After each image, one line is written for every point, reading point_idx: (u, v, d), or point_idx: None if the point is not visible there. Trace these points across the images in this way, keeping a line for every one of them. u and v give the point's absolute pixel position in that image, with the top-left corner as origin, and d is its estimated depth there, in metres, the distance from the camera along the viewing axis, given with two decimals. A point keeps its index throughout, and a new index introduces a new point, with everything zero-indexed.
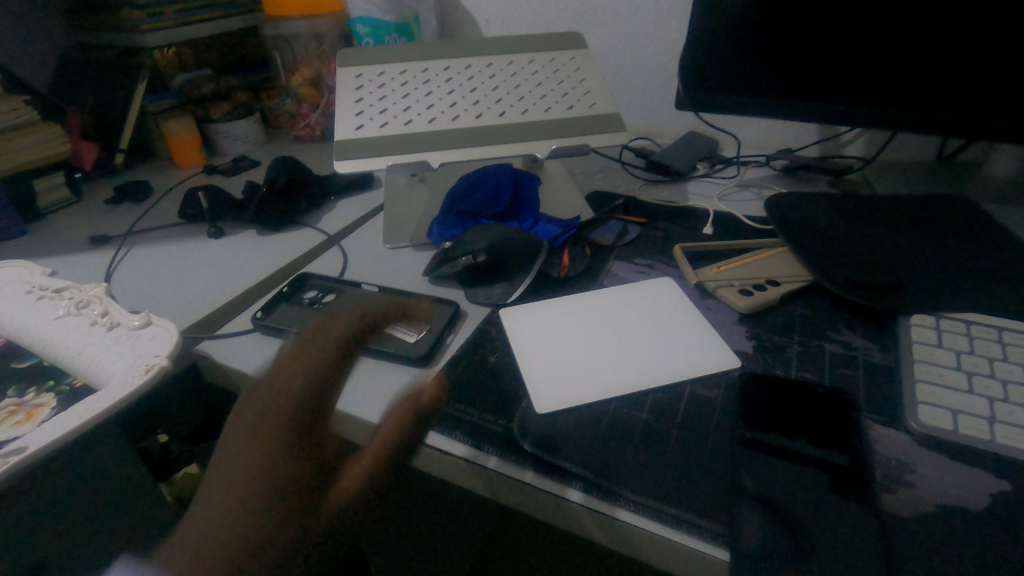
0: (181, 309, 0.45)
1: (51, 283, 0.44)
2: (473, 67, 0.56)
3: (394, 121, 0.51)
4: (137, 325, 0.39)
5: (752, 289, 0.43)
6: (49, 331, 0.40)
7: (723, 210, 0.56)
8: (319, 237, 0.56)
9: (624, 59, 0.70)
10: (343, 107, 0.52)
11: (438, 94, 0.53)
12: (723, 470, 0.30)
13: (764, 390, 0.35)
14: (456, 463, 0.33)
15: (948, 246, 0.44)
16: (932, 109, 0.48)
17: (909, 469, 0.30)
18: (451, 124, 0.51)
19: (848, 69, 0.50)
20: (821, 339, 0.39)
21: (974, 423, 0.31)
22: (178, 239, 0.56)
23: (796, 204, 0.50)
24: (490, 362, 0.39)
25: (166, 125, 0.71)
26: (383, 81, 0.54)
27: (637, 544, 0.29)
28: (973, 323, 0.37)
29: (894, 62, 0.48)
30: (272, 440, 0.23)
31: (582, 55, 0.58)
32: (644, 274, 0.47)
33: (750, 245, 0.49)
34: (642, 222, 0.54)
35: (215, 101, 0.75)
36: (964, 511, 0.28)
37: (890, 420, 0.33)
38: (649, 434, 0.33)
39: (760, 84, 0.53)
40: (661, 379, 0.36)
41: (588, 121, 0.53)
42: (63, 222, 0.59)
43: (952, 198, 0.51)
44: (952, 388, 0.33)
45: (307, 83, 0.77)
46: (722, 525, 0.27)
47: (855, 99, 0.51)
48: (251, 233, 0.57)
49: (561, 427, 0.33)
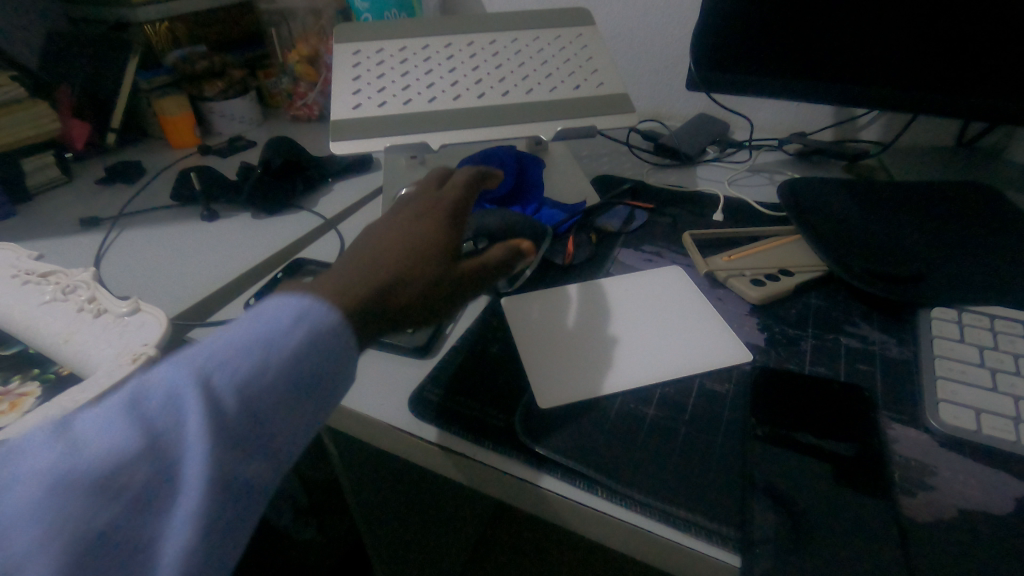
0: (172, 294, 0.43)
1: (37, 268, 0.43)
2: (475, 44, 0.54)
3: (393, 100, 0.49)
4: (125, 312, 0.38)
5: (765, 279, 0.41)
6: (34, 318, 0.38)
7: (734, 195, 0.54)
8: (316, 221, 0.54)
9: (633, 37, 0.67)
10: (340, 85, 0.49)
11: (439, 72, 0.51)
12: (733, 471, 0.29)
13: (777, 384, 0.33)
14: (455, 459, 0.31)
15: (971, 236, 0.42)
16: (956, 91, 0.46)
17: (929, 471, 0.28)
18: (452, 103, 0.49)
19: (868, 49, 0.47)
20: (837, 333, 0.37)
21: (998, 423, 0.30)
22: (171, 221, 0.54)
23: (811, 190, 0.48)
24: (491, 354, 0.37)
25: (159, 104, 0.69)
26: (382, 58, 0.52)
27: (643, 546, 0.28)
28: (998, 318, 0.35)
29: (918, 41, 0.45)
30: (415, 219, 0.30)
31: (590, 32, 0.56)
32: (651, 262, 0.46)
33: (762, 233, 0.47)
34: (651, 207, 0.52)
35: (208, 80, 0.72)
36: (988, 517, 0.26)
37: (909, 419, 0.31)
38: (656, 431, 0.31)
39: (775, 64, 0.51)
40: (669, 373, 0.35)
41: (595, 102, 0.51)
42: (52, 204, 0.58)
43: (974, 185, 0.49)
44: (975, 386, 0.32)
45: (305, 60, 0.74)
46: (732, 529, 0.26)
47: (874, 80, 0.48)
48: (246, 216, 0.55)
49: (564, 423, 0.32)
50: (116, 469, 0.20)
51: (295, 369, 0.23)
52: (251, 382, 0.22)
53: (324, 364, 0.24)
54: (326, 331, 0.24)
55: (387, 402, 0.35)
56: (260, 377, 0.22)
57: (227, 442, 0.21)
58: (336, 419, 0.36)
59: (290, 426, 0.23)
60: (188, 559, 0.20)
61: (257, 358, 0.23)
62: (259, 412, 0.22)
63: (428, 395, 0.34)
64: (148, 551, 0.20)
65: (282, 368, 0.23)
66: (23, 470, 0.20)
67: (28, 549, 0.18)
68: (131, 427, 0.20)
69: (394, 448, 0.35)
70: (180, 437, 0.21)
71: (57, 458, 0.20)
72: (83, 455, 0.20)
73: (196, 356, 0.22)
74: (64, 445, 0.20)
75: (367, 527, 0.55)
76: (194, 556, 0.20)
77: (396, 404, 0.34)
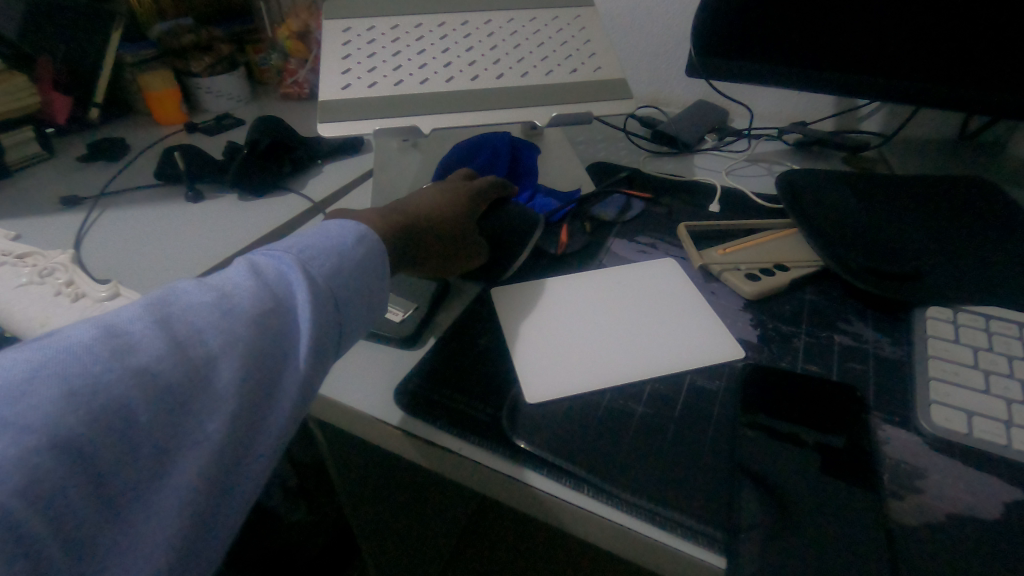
0: (154, 278, 0.42)
1: (14, 249, 0.41)
2: (470, 24, 0.52)
3: (384, 81, 0.47)
4: (104, 297, 0.37)
5: (760, 274, 0.40)
6: (9, 301, 0.37)
7: (731, 186, 0.53)
8: (304, 204, 0.53)
9: (632, 19, 0.66)
10: (328, 63, 0.48)
11: (431, 52, 0.50)
12: (721, 467, 0.29)
13: (768, 381, 0.33)
14: (440, 453, 0.31)
15: (969, 233, 0.42)
16: (959, 83, 0.45)
17: (918, 474, 0.28)
18: (445, 86, 0.48)
19: (870, 39, 0.46)
20: (831, 330, 0.37)
21: (989, 427, 0.29)
22: (154, 202, 0.53)
23: (811, 182, 0.47)
24: (480, 345, 0.37)
25: (143, 79, 0.66)
26: (372, 37, 0.50)
27: (624, 544, 0.28)
28: (993, 318, 0.35)
29: (922, 31, 0.44)
30: (457, 197, 0.39)
31: (588, 14, 0.54)
32: (645, 254, 0.45)
33: (758, 226, 0.46)
34: (647, 197, 0.51)
35: (195, 54, 0.70)
36: (976, 522, 0.26)
37: (900, 420, 0.31)
38: (645, 427, 0.31)
39: (774, 52, 0.50)
40: (660, 368, 0.34)
41: (592, 86, 0.49)
42: (32, 180, 0.56)
43: (975, 180, 0.48)
44: (968, 388, 0.31)
45: (295, 36, 0.72)
46: (718, 529, 0.26)
47: (877, 70, 0.47)
48: (232, 198, 0.54)
49: (552, 418, 0.31)
50: (268, 308, 0.24)
51: (368, 267, 0.30)
52: (338, 274, 0.28)
53: (380, 278, 0.30)
54: (380, 253, 0.31)
55: (372, 394, 0.34)
56: (346, 272, 0.28)
57: (328, 313, 0.27)
58: (320, 410, 0.36)
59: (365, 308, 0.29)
60: (300, 397, 0.25)
61: (340, 256, 0.28)
62: (346, 295, 0.28)
63: (414, 387, 0.34)
64: (279, 384, 0.24)
65: (362, 277, 0.29)
66: (190, 302, 0.23)
67: (212, 358, 0.22)
68: (266, 286, 0.25)
69: (378, 441, 0.34)
70: (298, 301, 0.26)
71: (218, 297, 0.24)
72: (240, 296, 0.24)
73: (295, 249, 0.27)
74: (216, 291, 0.24)
75: (353, 515, 0.54)
76: (304, 395, 0.25)
77: (382, 396, 0.34)
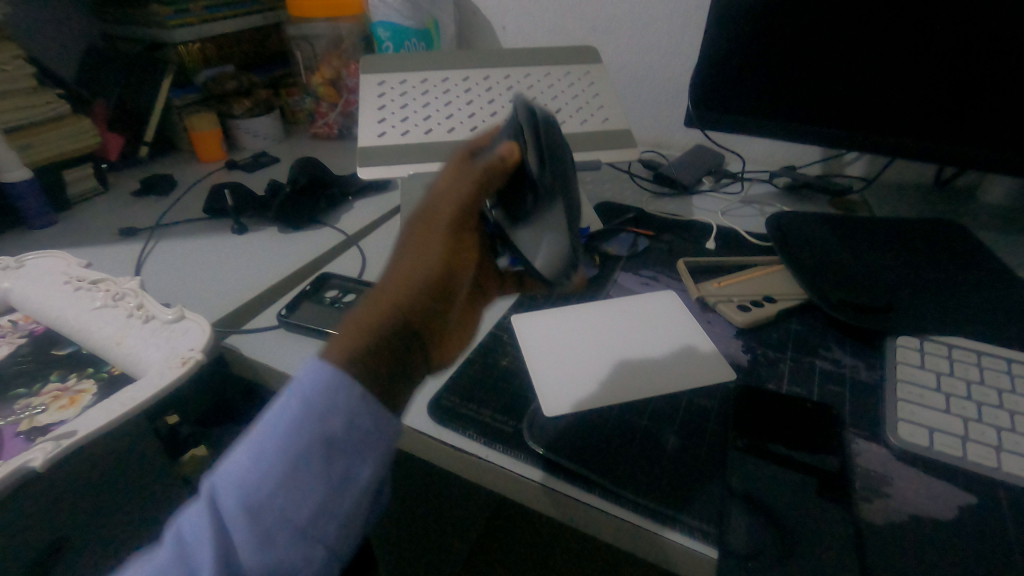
0: (209, 303, 0.47)
1: (88, 275, 0.47)
2: (492, 78, 0.58)
3: (416, 130, 0.53)
4: (170, 319, 0.42)
5: (750, 305, 0.45)
6: (89, 322, 0.42)
7: (726, 225, 0.58)
8: (339, 236, 0.58)
9: (636, 72, 0.72)
10: (366, 113, 0.54)
11: (457, 104, 0.56)
12: (714, 473, 0.33)
13: (755, 400, 0.37)
14: (469, 460, 0.35)
15: (937, 271, 0.47)
16: (926, 137, 0.51)
17: (886, 482, 0.32)
18: (469, 134, 0.54)
19: (847, 97, 0.52)
20: (813, 356, 0.42)
21: (947, 441, 0.34)
22: (203, 233, 0.58)
23: (797, 223, 0.53)
24: (501, 365, 0.41)
25: (190, 120, 0.73)
26: (405, 89, 0.56)
27: (631, 540, 0.32)
28: (955, 347, 0.40)
29: (890, 92, 0.50)
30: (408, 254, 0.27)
31: (597, 70, 0.60)
32: (648, 286, 0.50)
33: (750, 262, 0.51)
34: (650, 235, 0.56)
35: (237, 98, 0.77)
36: (934, 522, 0.30)
37: (872, 435, 0.35)
38: (649, 439, 0.35)
39: (762, 106, 0.56)
40: (661, 387, 0.39)
41: (600, 136, 0.55)
42: (90, 212, 0.62)
43: (946, 223, 0.53)
44: (930, 408, 0.36)
45: (327, 82, 0.79)
46: (711, 525, 0.30)
47: (854, 125, 0.53)
48: (273, 230, 0.59)
49: (567, 429, 0.36)
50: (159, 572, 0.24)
51: (290, 442, 0.26)
52: (253, 475, 0.25)
53: (345, 435, 0.26)
54: (315, 408, 0.26)
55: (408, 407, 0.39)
56: (265, 470, 0.25)
57: (242, 537, 0.25)
58: None
59: (300, 491, 0.25)
60: None
61: (254, 452, 0.26)
62: (266, 494, 0.25)
63: (445, 402, 0.38)
64: None
65: (319, 428, 0.26)
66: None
67: None
68: (172, 542, 0.25)
69: (412, 450, 0.39)
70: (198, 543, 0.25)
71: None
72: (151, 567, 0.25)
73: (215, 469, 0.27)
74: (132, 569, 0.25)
75: None
76: None
77: (417, 410, 0.38)
